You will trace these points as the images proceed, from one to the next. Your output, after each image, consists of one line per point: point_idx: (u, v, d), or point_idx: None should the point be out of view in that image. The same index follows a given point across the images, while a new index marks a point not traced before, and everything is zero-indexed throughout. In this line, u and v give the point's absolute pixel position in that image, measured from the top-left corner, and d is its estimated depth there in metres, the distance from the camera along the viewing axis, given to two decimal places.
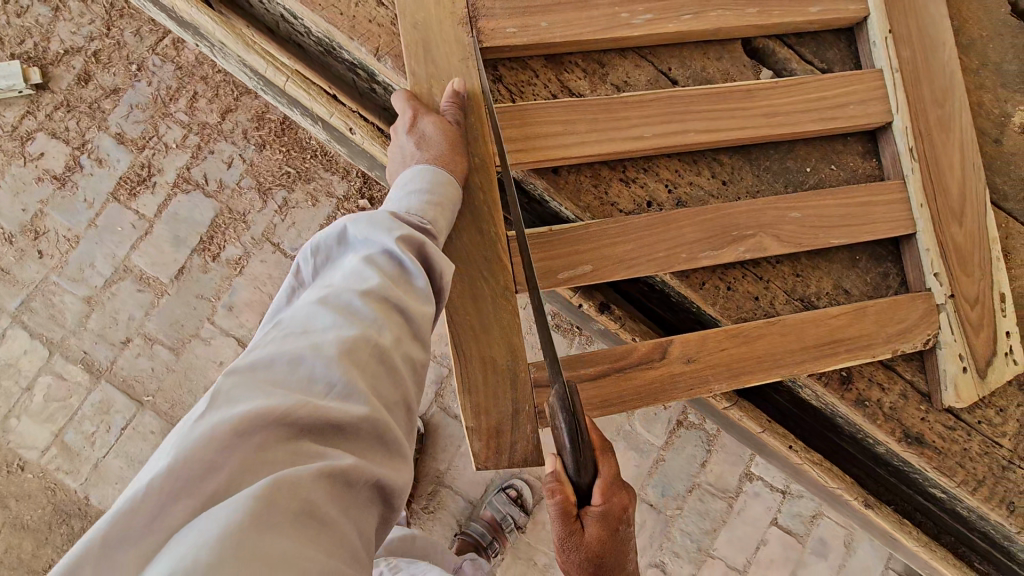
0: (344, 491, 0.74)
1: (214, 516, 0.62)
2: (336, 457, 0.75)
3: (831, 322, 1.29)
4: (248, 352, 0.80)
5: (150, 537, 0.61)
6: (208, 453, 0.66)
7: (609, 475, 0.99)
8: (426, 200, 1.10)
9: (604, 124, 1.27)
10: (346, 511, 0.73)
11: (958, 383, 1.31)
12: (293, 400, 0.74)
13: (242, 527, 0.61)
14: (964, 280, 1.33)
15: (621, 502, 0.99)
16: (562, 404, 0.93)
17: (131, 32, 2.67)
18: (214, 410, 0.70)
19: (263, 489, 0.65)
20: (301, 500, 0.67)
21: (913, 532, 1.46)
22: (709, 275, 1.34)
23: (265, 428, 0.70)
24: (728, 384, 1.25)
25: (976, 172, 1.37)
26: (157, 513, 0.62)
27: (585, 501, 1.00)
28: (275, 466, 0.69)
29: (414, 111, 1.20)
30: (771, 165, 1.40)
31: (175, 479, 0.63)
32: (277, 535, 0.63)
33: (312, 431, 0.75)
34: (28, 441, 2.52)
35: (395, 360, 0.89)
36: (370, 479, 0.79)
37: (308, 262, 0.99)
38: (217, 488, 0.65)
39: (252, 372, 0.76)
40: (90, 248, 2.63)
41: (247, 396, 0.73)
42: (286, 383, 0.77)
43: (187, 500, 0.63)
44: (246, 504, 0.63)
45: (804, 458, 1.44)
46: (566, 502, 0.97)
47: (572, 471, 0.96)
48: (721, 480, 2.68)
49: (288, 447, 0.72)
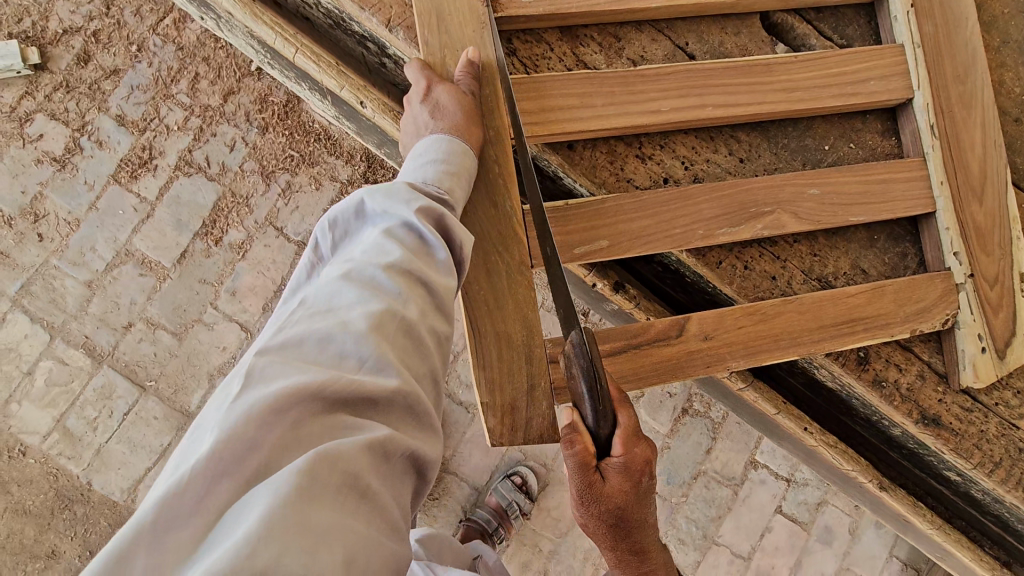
0: (382, 463, 0.77)
1: (262, 493, 0.65)
2: (373, 429, 0.78)
3: (849, 301, 1.27)
4: (275, 333, 0.81)
5: (199, 516, 0.63)
6: (248, 432, 0.68)
7: (630, 425, 0.97)
8: (442, 170, 1.07)
9: (621, 98, 1.24)
10: (384, 482, 0.77)
11: (977, 363, 1.29)
12: (324, 377, 0.76)
13: (289, 502, 0.64)
14: (984, 259, 1.31)
15: (642, 454, 0.98)
16: (580, 353, 0.95)
17: (131, 12, 2.63)
18: (249, 389, 0.72)
19: (304, 464, 0.68)
20: (341, 475, 0.71)
21: (927, 516, 1.45)
22: (725, 254, 1.32)
23: (299, 404, 0.72)
24: (745, 363, 1.22)
25: (997, 150, 1.35)
26: (203, 492, 0.64)
27: (605, 452, 0.98)
28: (312, 441, 0.72)
29: (428, 80, 1.17)
30: (789, 143, 1.38)
31: (217, 457, 0.65)
32: (321, 508, 0.66)
33: (345, 405, 0.77)
34: (30, 426, 2.50)
35: (421, 333, 0.90)
36: (406, 451, 0.82)
37: (325, 237, 0.97)
38: (259, 466, 0.67)
39: (283, 352, 0.78)
40: (91, 231, 2.60)
41: (278, 374, 0.74)
42: (315, 361, 0.79)
43: (230, 478, 0.65)
44: (289, 481, 0.66)
45: (819, 440, 1.42)
46: (587, 453, 0.94)
47: (593, 420, 0.95)
48: (727, 468, 2.68)
49: (324, 422, 0.74)
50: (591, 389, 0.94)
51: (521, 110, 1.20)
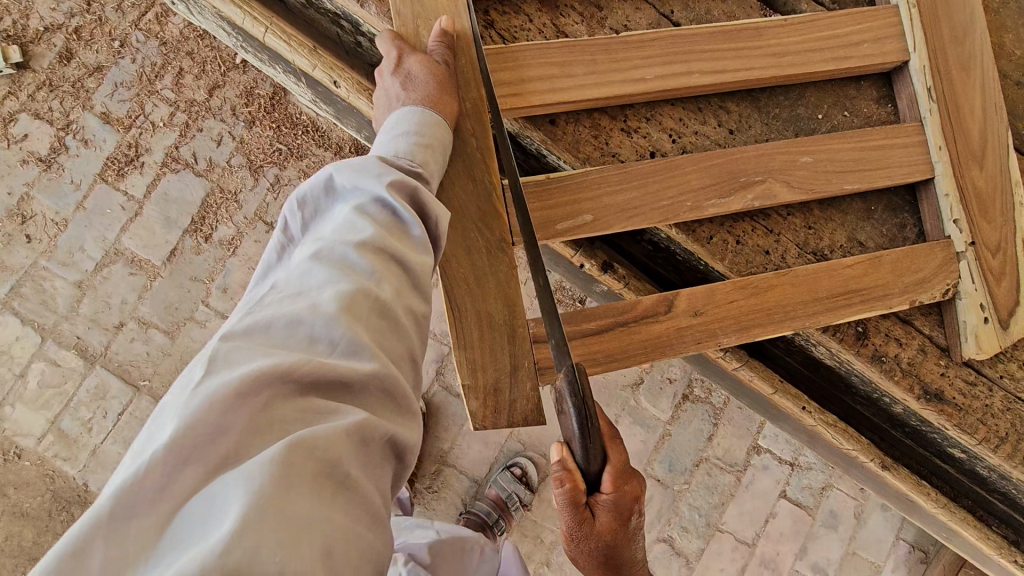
0: (361, 449, 0.73)
1: (231, 485, 0.61)
2: (348, 413, 0.74)
3: (845, 272, 1.23)
4: (240, 318, 0.77)
5: (161, 511, 0.59)
6: (212, 421, 0.63)
7: (621, 463, 0.95)
8: (415, 141, 1.02)
9: (602, 67, 1.19)
10: (365, 470, 0.73)
11: (979, 334, 1.25)
12: (293, 360, 0.72)
13: (259, 495, 0.60)
14: (985, 226, 1.27)
15: (633, 491, 0.96)
16: (572, 391, 0.89)
17: (112, 7, 2.59)
18: (213, 376, 0.68)
19: (276, 453, 0.64)
20: (317, 461, 0.67)
21: (932, 495, 1.41)
22: (716, 229, 1.27)
23: (267, 388, 0.68)
24: (737, 338, 1.18)
25: (997, 113, 1.29)
26: (166, 485, 0.60)
27: (595, 488, 0.96)
28: (283, 428, 0.68)
29: (399, 51, 1.12)
30: (781, 112, 1.33)
31: (178, 448, 0.61)
32: (296, 498, 0.62)
33: (317, 389, 0.73)
34: (24, 428, 2.48)
35: (397, 312, 0.86)
36: (386, 435, 0.78)
37: (294, 217, 0.92)
38: (226, 457, 0.63)
39: (249, 337, 0.74)
40: (79, 231, 2.57)
41: (244, 359, 0.70)
42: (283, 344, 0.74)
43: (195, 470, 0.61)
44: (259, 471, 0.62)
45: (818, 420, 1.38)
46: (576, 492, 0.92)
47: (583, 461, 0.91)
48: (730, 454, 2.65)
49: (297, 407, 0.70)
50: (582, 425, 0.89)
51: (499, 80, 1.15)
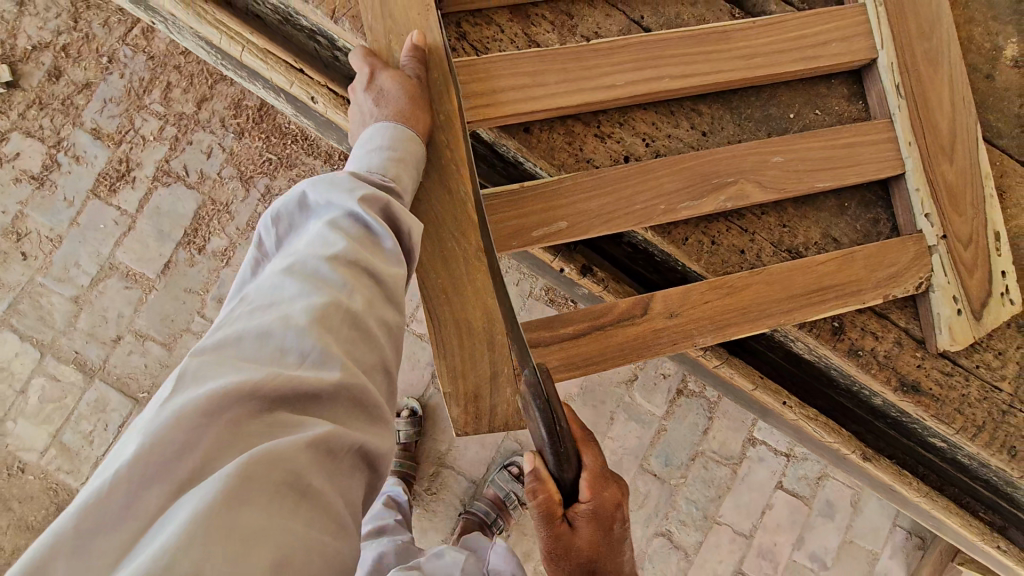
0: (328, 459, 0.76)
1: (191, 498, 0.64)
2: (316, 425, 0.77)
3: (819, 269, 1.25)
4: (214, 332, 0.81)
5: (125, 524, 0.62)
6: (178, 435, 0.67)
7: (594, 467, 1.01)
8: (387, 157, 1.05)
9: (573, 75, 1.21)
10: (331, 479, 0.76)
11: (953, 326, 1.27)
12: (261, 373, 0.75)
13: (218, 506, 0.63)
14: (957, 219, 1.29)
15: (611, 497, 1.01)
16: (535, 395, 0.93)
17: (99, 23, 2.61)
18: (182, 391, 0.71)
19: (238, 466, 0.67)
20: (280, 473, 0.70)
21: (914, 484, 1.44)
22: (691, 231, 1.30)
23: (235, 403, 0.71)
24: (713, 337, 1.20)
25: (966, 107, 1.31)
26: (131, 497, 0.63)
27: (573, 498, 1.01)
28: (249, 441, 0.71)
29: (371, 67, 1.15)
30: (753, 113, 1.34)
31: (144, 462, 0.64)
32: (254, 509, 0.65)
33: (285, 401, 0.76)
34: (26, 443, 2.51)
35: (368, 323, 0.89)
36: (355, 445, 0.81)
37: (269, 233, 0.96)
38: (191, 470, 0.66)
39: (221, 351, 0.77)
40: (74, 247, 2.60)
41: (214, 374, 0.73)
42: (254, 357, 0.78)
43: (160, 482, 0.64)
44: (219, 484, 0.65)
45: (799, 414, 1.40)
46: (551, 501, 0.97)
47: (555, 467, 0.96)
48: (725, 447, 2.67)
49: (263, 420, 0.73)
50: (551, 436, 0.93)
51: (472, 93, 1.18)
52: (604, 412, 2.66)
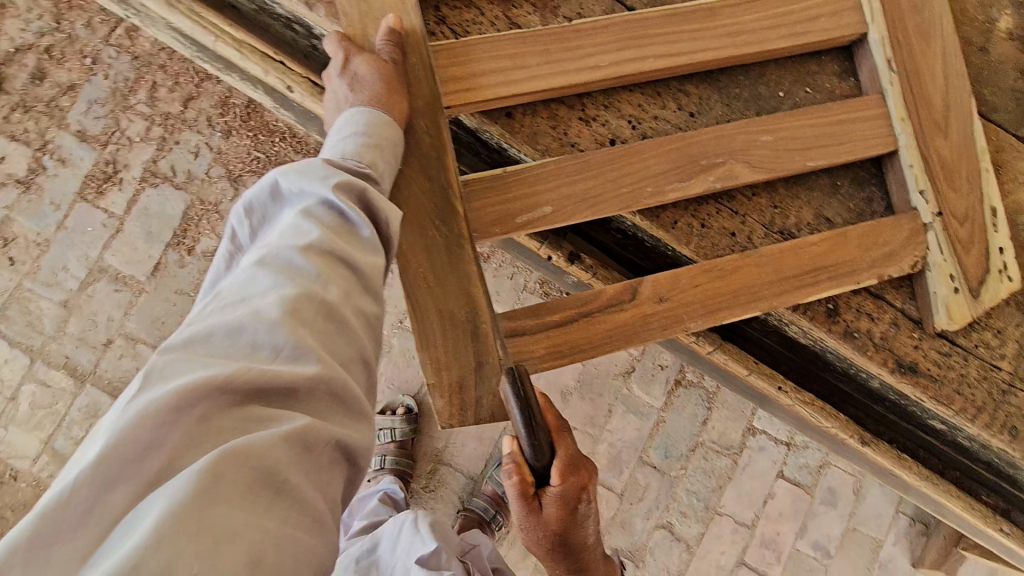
0: (305, 455, 0.73)
1: (159, 498, 0.60)
2: (291, 419, 0.74)
3: (811, 250, 1.22)
4: (183, 328, 0.76)
5: (87, 527, 0.58)
6: (143, 433, 0.63)
7: (567, 455, 1.02)
8: (362, 143, 1.02)
9: (556, 56, 1.18)
10: (308, 475, 0.73)
11: (950, 305, 1.24)
12: (232, 368, 0.71)
13: (188, 506, 0.60)
14: (952, 196, 1.26)
15: (579, 481, 1.03)
16: (516, 396, 0.94)
17: (82, 24, 2.57)
18: (147, 389, 0.67)
19: (208, 463, 0.64)
20: (252, 470, 0.67)
21: (913, 467, 1.41)
22: (680, 214, 1.26)
23: (203, 400, 0.67)
24: (704, 322, 1.17)
25: (958, 82, 1.28)
26: (94, 500, 0.59)
27: (544, 480, 1.03)
28: (220, 438, 0.67)
29: (346, 51, 1.13)
30: (742, 92, 1.31)
31: (109, 462, 0.61)
32: (225, 509, 0.62)
33: (258, 396, 0.73)
34: (18, 451, 2.48)
35: (345, 314, 0.86)
36: (333, 439, 0.78)
37: (242, 224, 0.92)
38: (159, 470, 0.63)
39: (189, 348, 0.73)
40: (62, 251, 2.57)
41: (182, 370, 0.70)
42: (224, 353, 0.73)
43: (126, 483, 0.61)
44: (188, 482, 0.62)
45: (794, 399, 1.38)
46: (524, 484, 1.00)
47: (530, 457, 0.98)
48: (725, 437, 2.65)
49: (234, 417, 0.70)
50: (527, 428, 0.95)
51: (451, 77, 1.14)
52: (602, 405, 2.63)
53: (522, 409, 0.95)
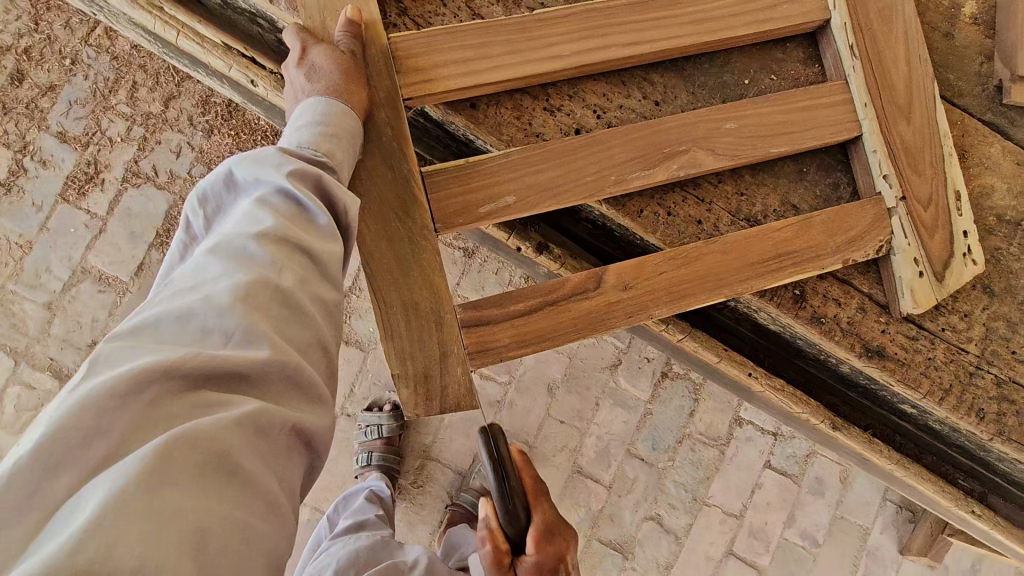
0: (258, 438, 0.74)
1: (104, 481, 0.60)
2: (243, 404, 0.74)
3: (773, 235, 1.23)
4: (133, 316, 0.75)
5: (30, 515, 0.57)
6: (87, 418, 0.62)
7: (540, 530, 1.16)
8: (319, 133, 1.02)
9: (519, 45, 1.18)
10: (261, 458, 0.74)
11: (915, 288, 1.25)
12: (180, 353, 0.70)
13: (133, 488, 0.59)
14: (916, 180, 1.26)
15: (550, 548, 1.20)
16: (489, 456, 1.06)
17: (60, 24, 2.56)
18: (93, 376, 0.66)
19: (155, 447, 0.63)
20: (202, 454, 0.67)
21: (885, 451, 1.42)
22: (646, 202, 1.27)
23: (150, 385, 0.66)
24: (667, 308, 1.18)
25: (921, 67, 1.29)
26: (36, 484, 0.59)
27: (520, 550, 1.19)
28: (169, 422, 0.67)
29: (303, 43, 1.13)
30: (706, 80, 1.31)
31: (52, 446, 0.60)
32: (173, 491, 0.62)
33: (209, 381, 0.72)
34: (4, 453, 2.48)
35: (301, 301, 0.86)
36: (287, 423, 0.79)
37: (196, 215, 0.92)
38: (104, 455, 0.62)
39: (137, 335, 0.72)
40: (45, 252, 2.56)
41: (129, 356, 0.69)
42: (173, 340, 0.73)
43: (70, 468, 0.60)
44: (134, 466, 0.61)
45: (766, 385, 1.38)
46: (497, 551, 1.17)
47: (504, 525, 1.12)
48: (712, 429, 2.66)
49: (184, 401, 0.69)
50: (500, 491, 1.07)
51: (413, 68, 1.15)
52: (589, 398, 2.63)
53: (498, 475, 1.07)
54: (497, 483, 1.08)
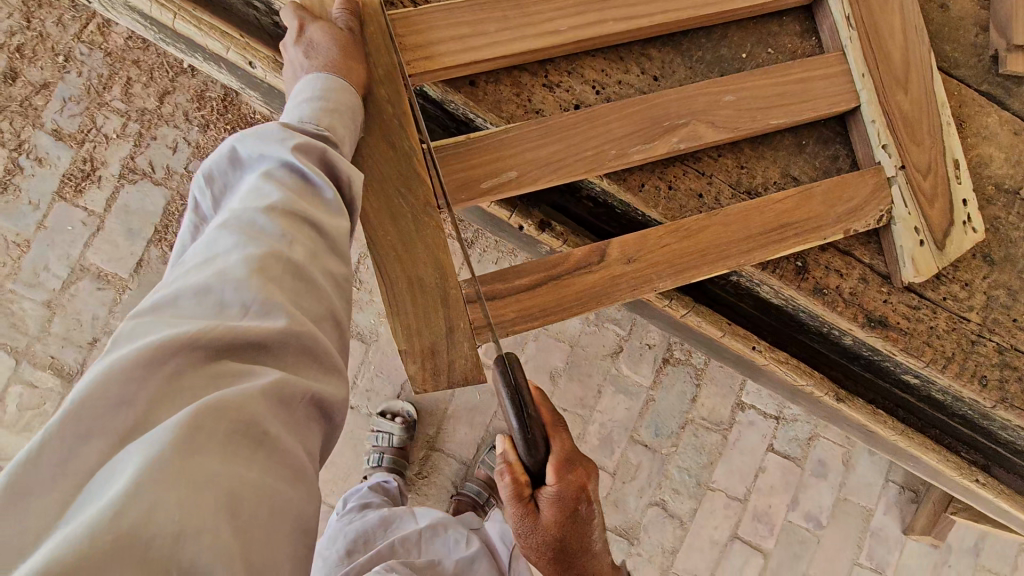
0: (280, 407, 0.73)
1: (136, 450, 0.60)
2: (262, 374, 0.73)
3: (775, 207, 1.23)
4: (151, 294, 0.76)
5: (63, 483, 0.57)
6: (113, 389, 0.62)
7: (561, 455, 1.05)
8: (320, 107, 1.02)
9: (516, 21, 1.18)
10: (284, 426, 0.73)
11: (916, 257, 1.26)
12: (199, 325, 0.70)
13: (166, 454, 0.59)
14: (915, 149, 1.27)
15: (577, 481, 1.05)
16: (506, 383, 1.02)
17: (52, 21, 2.54)
18: (116, 351, 0.66)
19: (184, 416, 0.63)
20: (229, 422, 0.66)
21: (889, 423, 1.43)
22: (647, 176, 1.27)
23: (172, 356, 0.66)
24: (672, 281, 1.20)
25: (917, 37, 1.30)
26: (67, 455, 0.58)
27: (541, 480, 1.07)
28: (194, 391, 0.67)
29: (301, 21, 1.14)
30: (704, 55, 1.32)
31: (80, 418, 0.60)
32: (205, 457, 0.62)
33: (227, 350, 0.72)
34: (7, 452, 2.48)
35: (313, 274, 0.86)
36: (307, 393, 0.78)
37: (204, 195, 0.91)
38: (132, 424, 0.62)
39: (155, 312, 0.72)
40: (43, 250, 2.55)
41: (149, 330, 0.69)
42: (191, 313, 0.73)
43: (99, 438, 0.60)
44: (165, 434, 0.61)
45: (770, 358, 1.39)
46: (518, 483, 1.06)
47: (524, 452, 1.03)
48: (714, 413, 2.66)
49: (206, 371, 0.69)
50: (519, 419, 1.02)
51: (410, 45, 1.15)
52: (591, 385, 2.63)
53: (515, 399, 1.02)
54: (514, 406, 1.02)
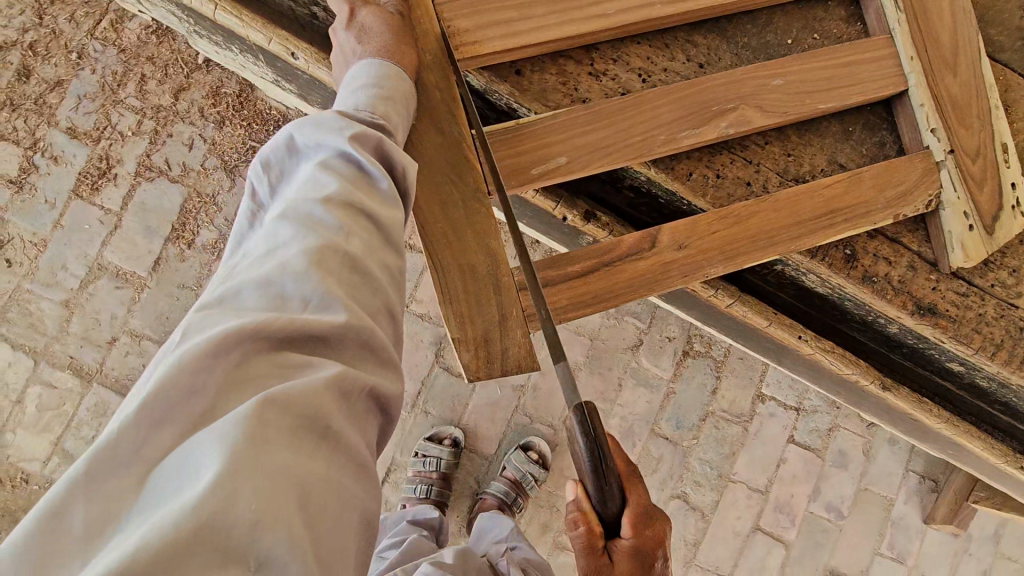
0: (345, 403, 0.70)
1: (208, 438, 0.57)
2: (324, 366, 0.70)
3: (825, 193, 1.22)
4: (218, 286, 0.74)
5: (137, 467, 0.56)
6: (184, 376, 0.60)
7: (638, 507, 0.98)
8: (375, 94, 1.01)
9: (563, 4, 1.17)
10: (349, 421, 0.70)
11: (966, 242, 1.25)
12: (263, 316, 0.68)
13: (238, 445, 0.57)
14: (963, 132, 1.26)
15: (654, 535, 1.00)
16: (584, 432, 0.90)
17: (66, 18, 2.52)
18: (186, 339, 0.64)
19: (254, 406, 0.60)
20: (298, 415, 0.63)
21: (934, 411, 1.42)
22: (695, 164, 1.26)
23: (240, 345, 0.64)
24: (723, 268, 1.19)
25: (965, 20, 1.28)
26: (141, 441, 0.57)
27: (615, 532, 1.00)
28: (263, 382, 0.64)
29: (351, 6, 1.15)
30: (749, 41, 1.30)
31: (152, 405, 0.58)
32: (275, 450, 0.59)
33: (293, 342, 0.69)
34: (28, 453, 2.45)
35: (369, 266, 0.83)
36: (367, 388, 0.74)
37: (262, 181, 0.89)
38: (204, 412, 0.60)
39: (221, 301, 0.70)
40: (59, 250, 2.53)
41: (216, 319, 0.66)
42: (256, 304, 0.70)
43: (171, 426, 0.58)
44: (236, 423, 0.58)
45: (815, 348, 1.38)
46: (591, 535, 0.99)
47: (598, 500, 0.95)
48: (735, 405, 2.66)
49: (274, 362, 0.67)
50: (595, 471, 0.92)
51: (457, 33, 1.15)
52: (612, 378, 2.62)
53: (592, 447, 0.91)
54: (591, 455, 0.91)
